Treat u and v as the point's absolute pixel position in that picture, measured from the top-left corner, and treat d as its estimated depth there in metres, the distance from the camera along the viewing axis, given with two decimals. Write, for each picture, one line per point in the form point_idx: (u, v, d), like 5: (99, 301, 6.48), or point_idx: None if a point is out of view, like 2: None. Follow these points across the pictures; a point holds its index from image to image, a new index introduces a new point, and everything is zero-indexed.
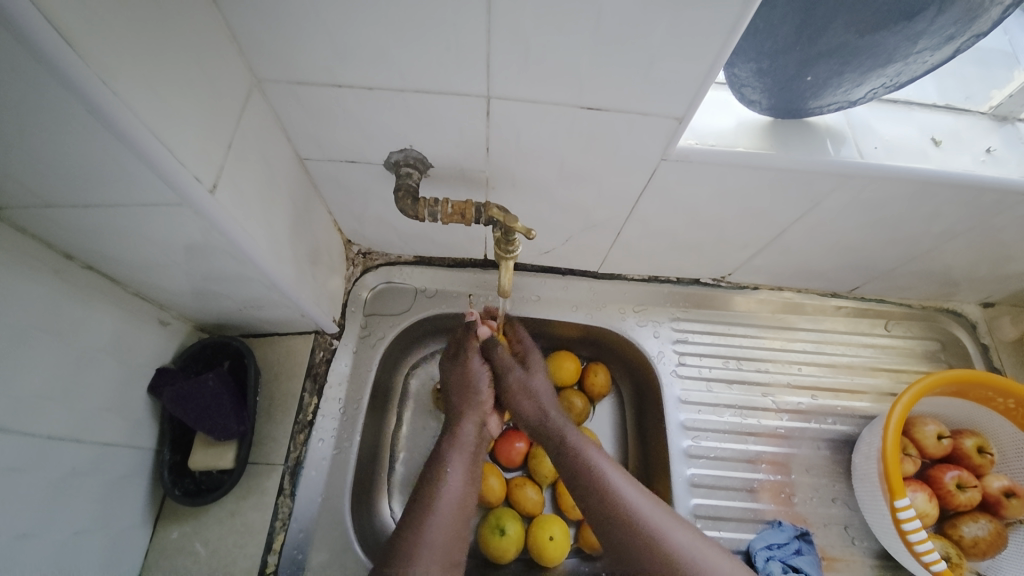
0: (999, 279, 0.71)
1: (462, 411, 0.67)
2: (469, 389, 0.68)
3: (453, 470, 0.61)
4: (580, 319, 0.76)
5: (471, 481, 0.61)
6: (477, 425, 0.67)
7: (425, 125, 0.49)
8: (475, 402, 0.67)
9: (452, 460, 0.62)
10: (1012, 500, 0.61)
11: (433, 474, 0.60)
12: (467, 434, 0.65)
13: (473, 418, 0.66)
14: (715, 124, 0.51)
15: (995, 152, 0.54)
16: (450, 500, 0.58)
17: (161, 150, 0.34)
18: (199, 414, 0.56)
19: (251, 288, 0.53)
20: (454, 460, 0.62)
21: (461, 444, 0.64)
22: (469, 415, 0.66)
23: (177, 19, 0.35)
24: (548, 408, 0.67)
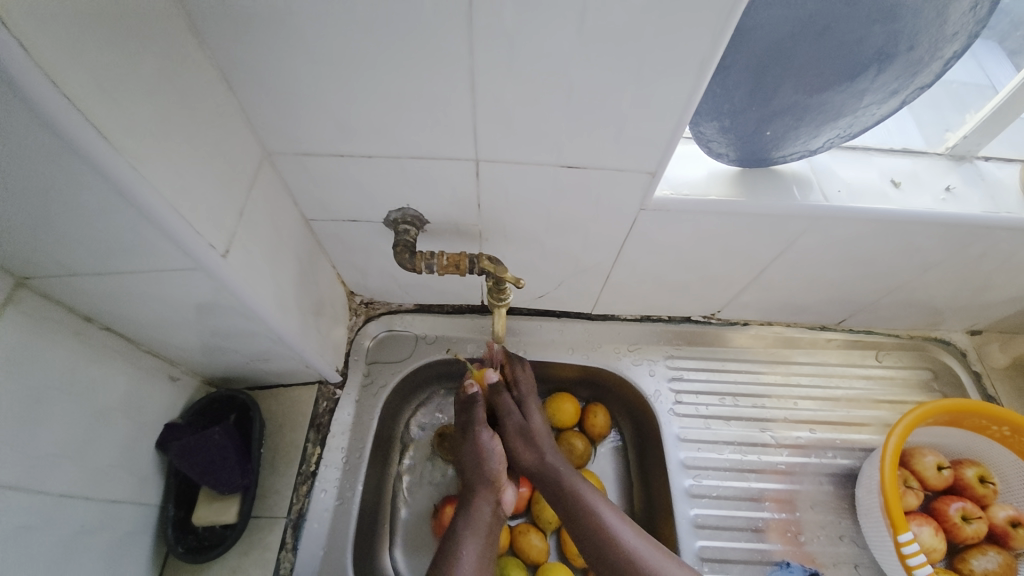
0: (980, 307, 0.73)
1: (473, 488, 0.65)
2: (480, 462, 0.66)
3: (467, 547, 0.60)
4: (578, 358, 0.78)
5: (486, 565, 0.60)
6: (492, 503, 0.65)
7: (419, 186, 0.53)
8: (489, 479, 0.66)
9: (465, 540, 0.60)
10: (1020, 530, 0.61)
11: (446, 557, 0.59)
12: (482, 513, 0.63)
13: (488, 495, 0.65)
14: (688, 174, 0.56)
15: (954, 190, 0.57)
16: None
17: (181, 222, 0.37)
18: (205, 468, 0.57)
19: (257, 342, 0.56)
20: (466, 539, 0.60)
21: (475, 525, 0.62)
22: (483, 492, 0.65)
23: (199, 108, 0.40)
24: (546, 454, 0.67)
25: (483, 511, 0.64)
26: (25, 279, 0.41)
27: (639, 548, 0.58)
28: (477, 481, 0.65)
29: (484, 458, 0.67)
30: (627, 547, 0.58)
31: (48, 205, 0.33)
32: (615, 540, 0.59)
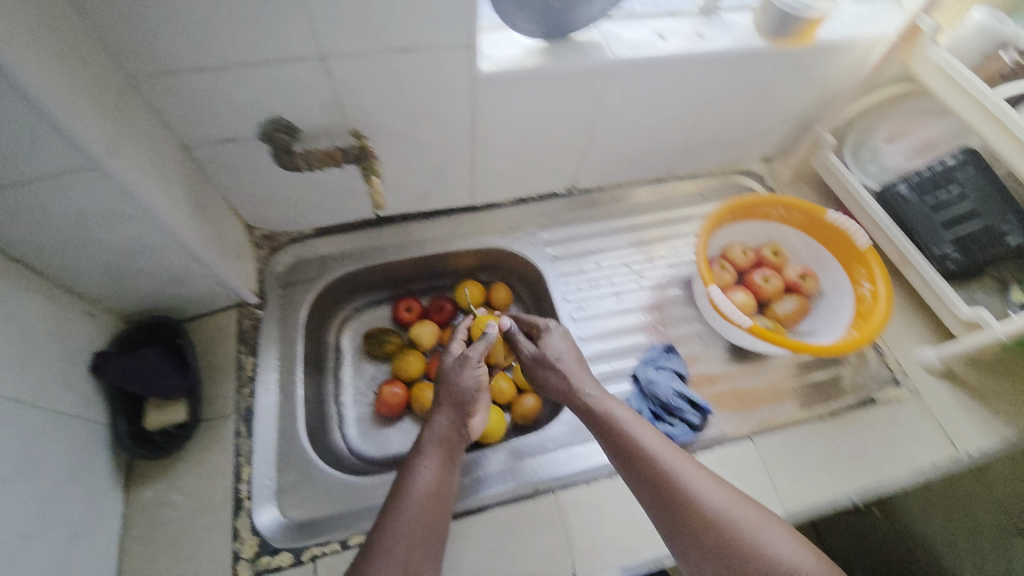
0: (761, 135, 0.95)
1: (439, 402, 0.67)
2: (455, 383, 0.68)
3: (427, 458, 0.61)
4: (564, 333, 0.74)
5: (447, 474, 0.61)
6: (454, 419, 0.66)
7: (280, 92, 0.61)
8: (460, 398, 0.67)
9: (427, 451, 0.62)
10: (806, 280, 0.83)
11: (406, 466, 0.61)
12: (443, 428, 0.65)
13: (452, 411, 0.66)
14: (506, 52, 0.69)
15: (703, 34, 0.75)
16: (422, 488, 0.58)
17: (66, 113, 0.43)
18: (147, 380, 0.63)
19: (168, 258, 0.63)
20: (427, 451, 0.62)
21: (438, 437, 0.64)
22: (447, 408, 0.66)
23: (58, 24, 0.45)
24: (575, 382, 0.69)
25: (444, 423, 0.65)
26: None
27: (663, 452, 0.61)
28: (444, 398, 0.67)
29: (462, 380, 0.68)
30: (647, 446, 0.61)
31: None
32: (633, 437, 0.62)
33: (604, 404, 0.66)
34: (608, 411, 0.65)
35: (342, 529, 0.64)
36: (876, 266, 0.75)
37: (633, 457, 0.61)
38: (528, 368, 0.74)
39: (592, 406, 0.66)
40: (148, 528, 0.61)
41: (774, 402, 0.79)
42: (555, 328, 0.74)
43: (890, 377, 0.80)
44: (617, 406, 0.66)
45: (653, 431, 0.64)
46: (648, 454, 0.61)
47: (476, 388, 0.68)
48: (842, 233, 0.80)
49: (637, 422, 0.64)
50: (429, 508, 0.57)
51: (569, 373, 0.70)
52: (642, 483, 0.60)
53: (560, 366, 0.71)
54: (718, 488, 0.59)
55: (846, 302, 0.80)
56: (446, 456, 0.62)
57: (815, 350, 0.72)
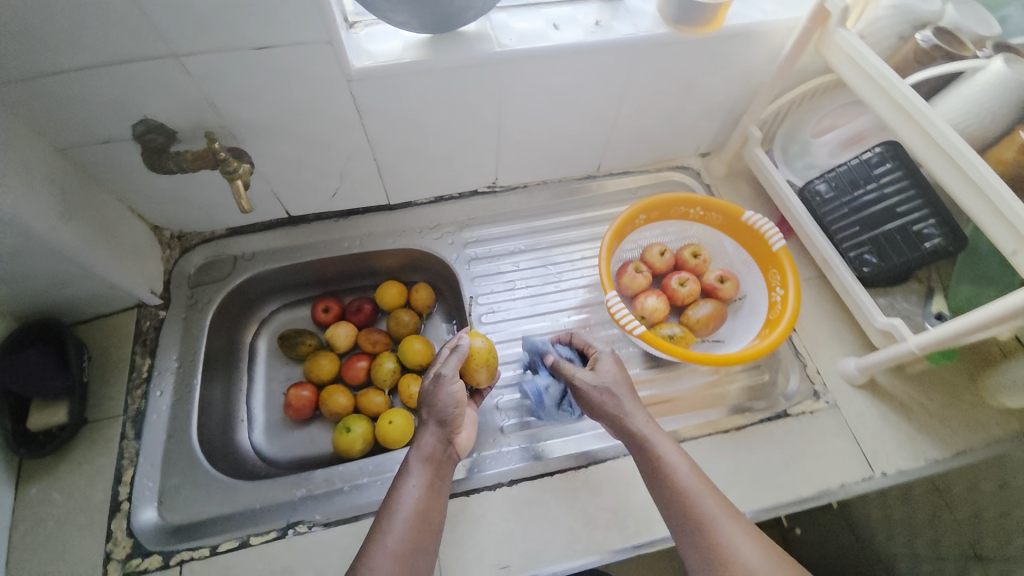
0: (692, 129, 0.91)
1: (424, 417, 0.65)
2: (436, 396, 0.64)
3: (415, 476, 0.59)
4: (618, 363, 0.68)
5: (434, 493, 0.59)
6: (442, 440, 0.63)
7: (145, 94, 0.60)
8: (443, 412, 0.63)
9: (412, 468, 0.60)
10: (724, 283, 0.79)
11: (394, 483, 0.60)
12: (426, 447, 0.62)
13: (435, 428, 0.63)
14: (386, 48, 0.66)
15: (602, 23, 0.71)
16: (406, 509, 0.57)
17: None
18: (25, 381, 0.64)
19: (43, 261, 0.63)
20: (412, 468, 0.60)
21: (425, 455, 0.61)
22: (432, 424, 0.63)
23: None
24: (637, 427, 0.62)
25: (428, 441, 0.62)
26: None
27: (718, 517, 0.55)
28: (428, 413, 0.64)
29: (443, 396, 0.64)
30: (702, 507, 0.56)
31: None
32: (674, 474, 0.58)
33: (663, 450, 0.60)
34: (652, 442, 0.61)
35: (216, 534, 0.64)
36: (789, 267, 0.73)
37: (673, 494, 0.57)
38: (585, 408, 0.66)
39: (650, 451, 0.60)
40: (28, 527, 0.62)
41: (684, 412, 0.76)
42: (609, 357, 0.68)
43: (809, 390, 0.77)
44: (662, 437, 0.61)
45: (696, 468, 0.59)
46: (687, 492, 0.57)
47: (458, 401, 0.64)
48: (757, 235, 0.78)
49: (681, 459, 0.60)
50: (412, 527, 0.56)
51: (637, 421, 0.62)
52: (674, 521, 0.57)
53: (625, 411, 0.63)
54: (742, 528, 0.55)
55: (760, 308, 0.76)
56: (433, 478, 0.60)
57: (708, 360, 0.68)
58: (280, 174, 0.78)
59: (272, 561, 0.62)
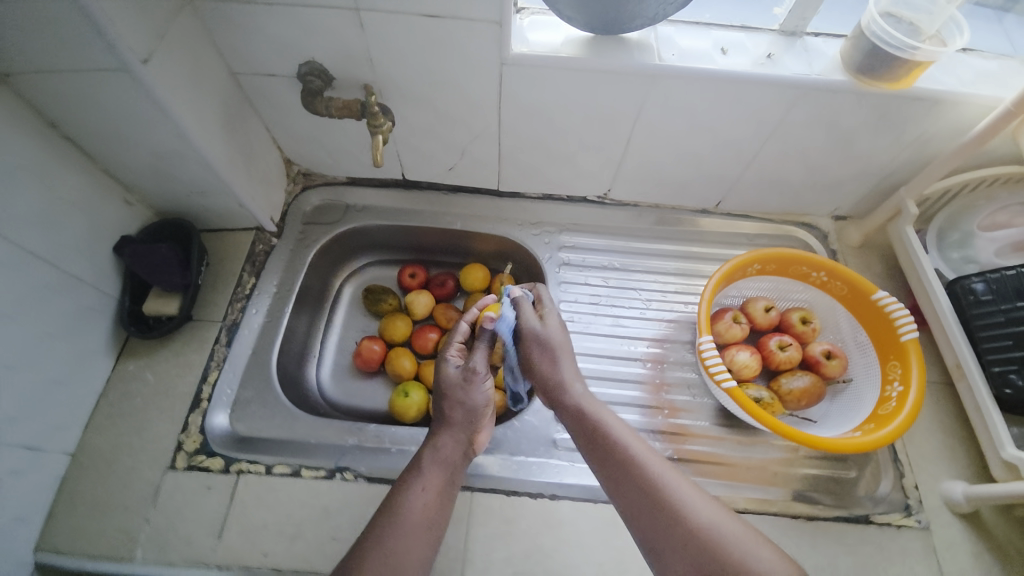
0: (835, 187, 0.83)
1: (443, 418, 0.64)
2: (458, 398, 0.65)
3: (426, 479, 0.59)
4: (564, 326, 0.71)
5: (445, 499, 0.59)
6: (459, 441, 0.63)
7: (319, 39, 0.64)
8: (463, 415, 0.64)
9: (425, 469, 0.60)
10: (830, 360, 0.72)
11: (403, 482, 0.59)
12: (445, 449, 0.62)
13: (456, 432, 0.63)
14: (546, 40, 0.66)
15: (774, 57, 0.67)
16: (414, 510, 0.56)
17: (106, 20, 0.48)
18: (151, 270, 0.70)
19: (194, 169, 0.69)
20: (425, 470, 0.60)
21: (439, 457, 0.61)
22: (451, 425, 0.64)
23: None
24: (561, 373, 0.66)
25: (446, 444, 0.62)
26: (6, 76, 0.54)
27: (668, 479, 0.56)
28: (447, 415, 0.64)
29: (464, 397, 0.65)
30: (645, 460, 0.57)
31: None
32: (622, 445, 0.59)
33: (593, 408, 0.63)
34: (597, 414, 0.62)
35: (272, 454, 0.67)
36: (915, 364, 0.65)
37: (620, 465, 0.58)
38: (524, 345, 0.70)
39: (580, 407, 0.63)
40: (122, 395, 0.69)
41: (748, 482, 0.71)
42: (556, 314, 0.72)
43: (900, 501, 0.69)
44: (607, 414, 0.62)
45: (644, 442, 0.60)
46: (635, 462, 0.57)
47: (479, 403, 0.65)
48: (885, 318, 0.69)
49: (629, 434, 0.61)
50: (416, 533, 0.55)
51: (563, 363, 0.67)
52: (627, 497, 0.56)
53: (559, 352, 0.68)
54: (709, 504, 0.54)
55: (867, 399, 0.69)
56: (446, 479, 0.60)
57: (802, 439, 0.62)
58: (408, 138, 0.80)
59: (314, 497, 0.65)
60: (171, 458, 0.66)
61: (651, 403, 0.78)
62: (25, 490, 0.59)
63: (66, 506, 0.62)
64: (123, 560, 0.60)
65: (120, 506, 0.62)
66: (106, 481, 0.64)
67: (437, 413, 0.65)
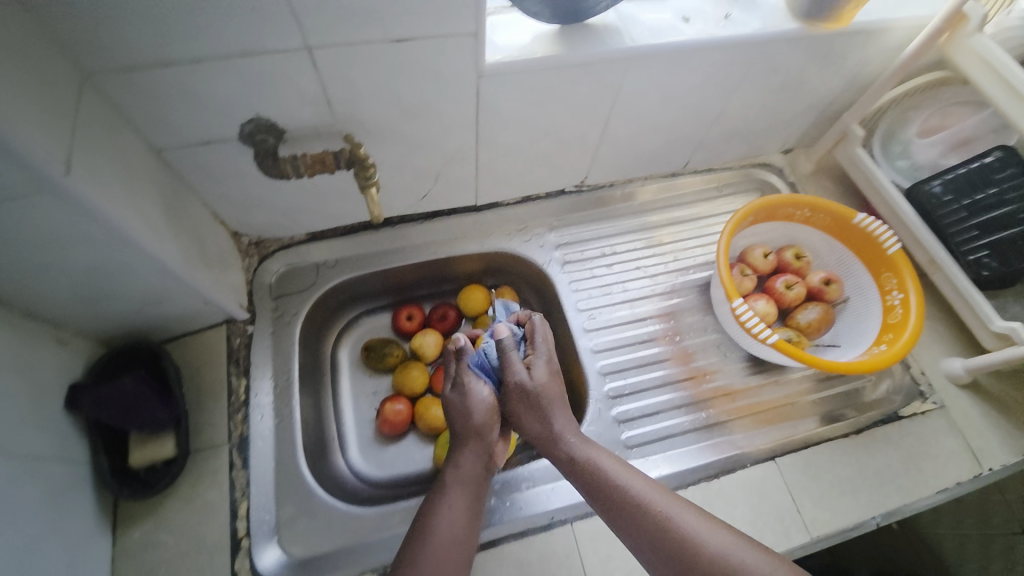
0: (785, 125, 0.89)
1: (458, 437, 0.62)
2: (467, 416, 0.62)
3: (450, 501, 0.57)
4: (555, 371, 0.65)
5: (473, 517, 0.57)
6: (481, 457, 0.61)
7: (263, 90, 0.54)
8: (478, 432, 0.62)
9: (449, 489, 0.59)
10: (830, 286, 0.80)
11: (430, 504, 0.58)
12: (466, 467, 0.60)
13: (474, 448, 0.61)
14: (516, 41, 0.62)
15: (731, 17, 0.69)
16: (442, 532, 0.55)
17: (11, 129, 0.36)
18: (124, 415, 0.57)
19: (145, 279, 0.56)
20: (449, 491, 0.58)
21: (461, 478, 0.59)
22: (468, 443, 0.61)
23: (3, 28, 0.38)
24: (556, 425, 0.61)
25: (466, 463, 0.60)
26: None
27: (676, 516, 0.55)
28: (462, 433, 0.62)
29: (472, 411, 0.62)
30: (648, 499, 0.56)
31: None
32: (625, 487, 0.57)
33: (592, 455, 0.60)
34: (594, 462, 0.59)
35: (349, 568, 0.59)
36: (908, 272, 0.73)
37: (626, 510, 0.55)
38: (513, 408, 0.63)
39: (576, 456, 0.60)
40: (138, 571, 0.56)
41: (797, 419, 0.76)
42: (546, 358, 0.65)
43: (914, 390, 0.78)
44: (607, 458, 0.60)
45: (643, 477, 0.58)
46: (642, 503, 0.56)
47: (488, 415, 0.63)
48: (869, 237, 0.77)
49: (629, 473, 0.58)
50: (449, 552, 0.54)
51: (553, 412, 0.62)
52: (638, 539, 0.54)
53: (548, 404, 0.62)
54: (722, 534, 0.54)
55: (872, 311, 0.77)
56: (471, 498, 0.58)
57: (856, 369, 0.67)
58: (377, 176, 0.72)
59: None
60: None
61: (688, 375, 0.80)
62: None
63: None
64: None
65: None
66: None
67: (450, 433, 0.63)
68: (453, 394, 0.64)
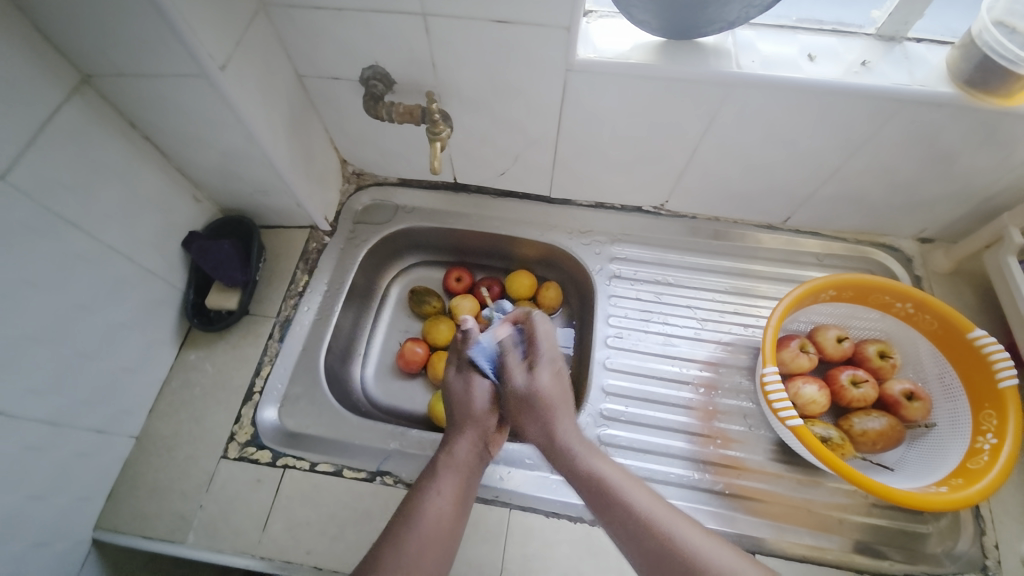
0: (922, 207, 0.76)
1: (457, 426, 0.62)
2: (469, 405, 0.63)
3: (442, 485, 0.56)
4: (559, 373, 0.64)
5: (463, 501, 0.56)
6: (475, 444, 0.61)
7: (383, 43, 0.64)
8: (478, 420, 0.62)
9: (442, 475, 0.57)
10: (912, 401, 0.66)
11: (420, 487, 0.57)
12: (462, 450, 0.60)
13: (471, 435, 0.61)
14: (616, 45, 0.63)
15: (869, 64, 0.61)
16: (430, 516, 0.54)
17: (190, 27, 0.50)
18: (214, 265, 0.73)
19: (258, 170, 0.71)
20: (441, 477, 0.57)
21: (456, 464, 0.59)
22: (467, 431, 0.61)
23: None
24: (556, 430, 0.59)
25: (461, 450, 0.60)
26: (89, 77, 0.57)
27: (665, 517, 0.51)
28: (463, 421, 0.62)
29: (474, 401, 0.63)
30: (638, 503, 0.52)
31: (115, 1, 0.48)
32: (626, 499, 0.52)
33: (588, 459, 0.56)
34: (590, 464, 0.56)
35: (317, 452, 0.68)
36: (1013, 416, 0.59)
37: (627, 522, 0.51)
38: (513, 412, 0.62)
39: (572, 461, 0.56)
40: (182, 384, 0.73)
41: (808, 527, 0.66)
42: (549, 360, 0.64)
43: (978, 561, 0.64)
44: (607, 465, 0.56)
45: (647, 489, 0.54)
46: (642, 517, 0.51)
47: (490, 406, 0.63)
48: (981, 360, 0.63)
49: (629, 483, 0.54)
50: (434, 538, 0.53)
51: (556, 418, 0.60)
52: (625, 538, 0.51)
53: (551, 410, 0.60)
54: (723, 552, 0.49)
55: (954, 449, 0.63)
56: (462, 486, 0.57)
57: (894, 496, 0.56)
58: (464, 142, 0.79)
59: (354, 500, 0.66)
60: (224, 448, 0.68)
61: (702, 432, 0.73)
62: (90, 469, 0.64)
63: (128, 487, 0.67)
64: (176, 543, 0.64)
65: (176, 490, 0.66)
66: (166, 465, 0.68)
67: (451, 421, 0.63)
68: (456, 385, 0.65)
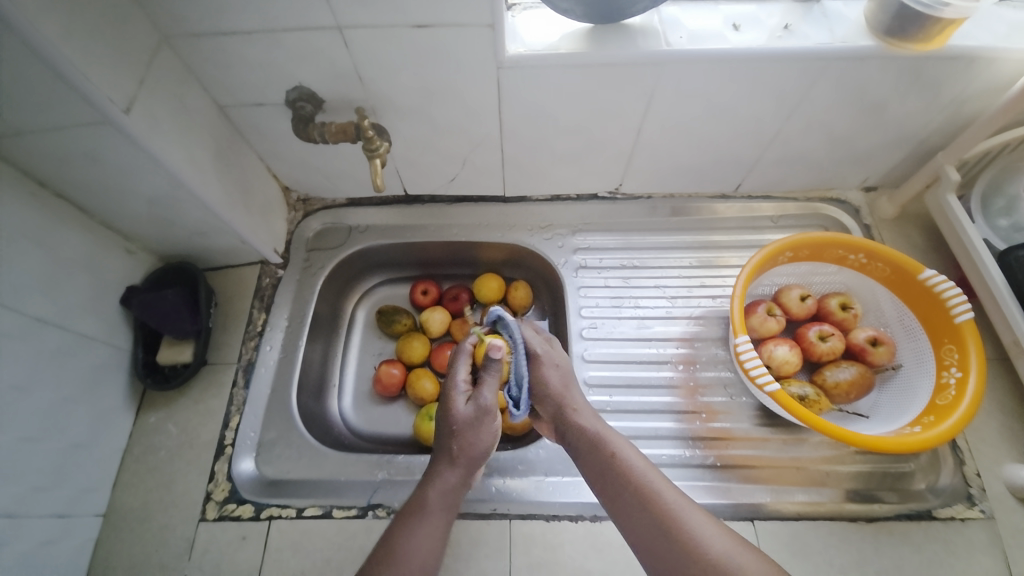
0: (863, 157, 0.78)
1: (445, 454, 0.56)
2: (463, 434, 0.56)
3: (426, 524, 0.52)
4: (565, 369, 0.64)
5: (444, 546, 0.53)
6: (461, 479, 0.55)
7: (303, 61, 0.61)
8: (468, 454, 0.56)
9: (427, 509, 0.53)
10: (877, 346, 0.68)
11: (403, 520, 0.53)
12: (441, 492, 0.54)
13: (458, 468, 0.55)
14: (543, 36, 0.62)
15: (792, 27, 0.62)
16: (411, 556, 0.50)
17: (81, 71, 0.46)
18: (161, 318, 0.69)
19: (192, 213, 0.66)
20: (424, 515, 0.53)
21: (440, 500, 0.54)
22: (454, 464, 0.55)
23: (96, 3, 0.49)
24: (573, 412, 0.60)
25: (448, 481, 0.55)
26: None
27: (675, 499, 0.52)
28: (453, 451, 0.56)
29: (468, 430, 0.56)
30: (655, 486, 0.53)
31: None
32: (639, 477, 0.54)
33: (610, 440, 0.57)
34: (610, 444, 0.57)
35: (302, 496, 0.66)
36: (973, 348, 0.61)
37: (635, 501, 0.53)
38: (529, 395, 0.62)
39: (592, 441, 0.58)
40: (145, 449, 0.68)
41: (800, 484, 0.68)
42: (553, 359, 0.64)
43: (962, 491, 0.66)
44: (622, 442, 0.57)
45: (660, 473, 0.55)
46: (654, 493, 0.53)
47: (486, 435, 0.57)
48: (935, 298, 0.65)
49: (645, 464, 0.56)
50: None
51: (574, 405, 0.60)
52: (635, 516, 0.52)
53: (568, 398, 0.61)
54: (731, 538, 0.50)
55: (922, 387, 0.65)
56: (446, 523, 0.53)
57: (875, 444, 0.58)
58: (408, 153, 0.77)
59: (348, 540, 0.63)
60: (201, 509, 0.65)
61: (688, 408, 0.74)
62: (55, 558, 0.59)
63: (101, 570, 0.62)
64: None
65: (155, 563, 0.62)
66: (141, 538, 0.64)
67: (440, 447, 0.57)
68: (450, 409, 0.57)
